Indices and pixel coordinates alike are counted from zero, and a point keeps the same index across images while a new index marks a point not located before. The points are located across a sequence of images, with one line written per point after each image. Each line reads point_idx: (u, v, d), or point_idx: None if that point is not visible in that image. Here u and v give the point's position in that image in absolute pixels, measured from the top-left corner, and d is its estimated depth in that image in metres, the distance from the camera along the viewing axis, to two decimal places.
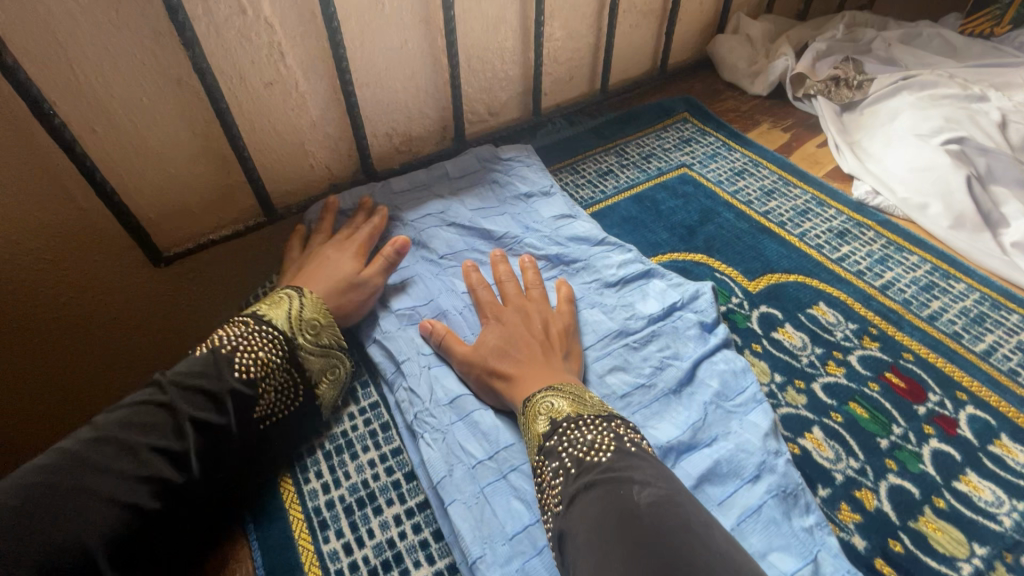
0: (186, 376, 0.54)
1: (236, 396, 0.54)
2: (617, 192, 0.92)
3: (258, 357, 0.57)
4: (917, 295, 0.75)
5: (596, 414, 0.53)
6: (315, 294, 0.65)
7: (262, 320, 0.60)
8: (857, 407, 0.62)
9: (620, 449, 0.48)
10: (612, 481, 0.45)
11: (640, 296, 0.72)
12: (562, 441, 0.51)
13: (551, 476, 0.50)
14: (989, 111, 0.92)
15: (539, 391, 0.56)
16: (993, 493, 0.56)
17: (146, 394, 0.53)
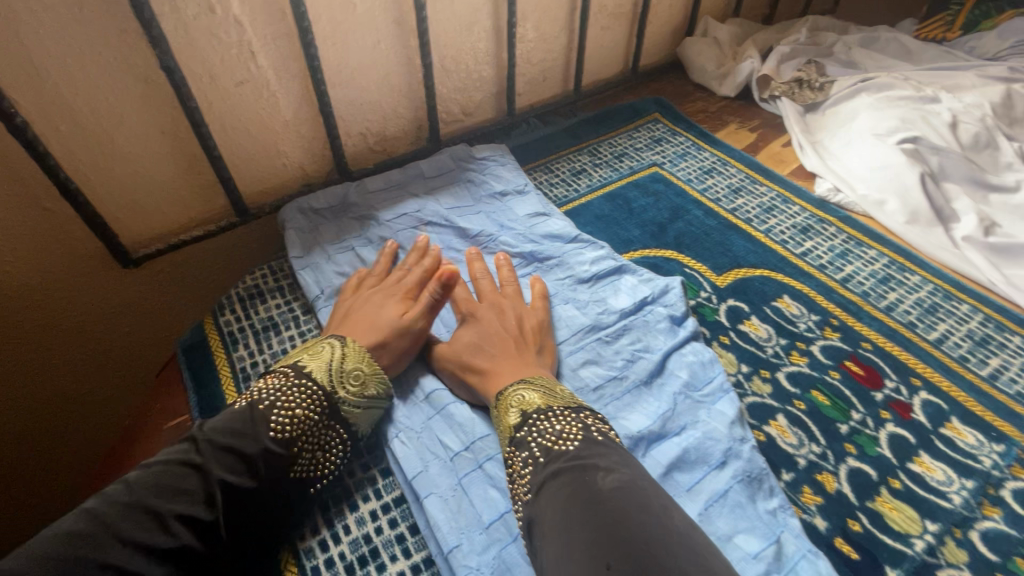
0: (223, 433, 0.50)
1: (271, 457, 0.51)
2: (590, 191, 0.94)
3: (297, 414, 0.54)
4: (875, 287, 0.78)
5: (566, 405, 0.54)
6: (359, 343, 0.61)
7: (301, 372, 0.57)
8: (818, 393, 0.65)
9: (587, 437, 0.49)
10: (579, 468, 0.46)
11: (612, 291, 0.74)
12: (531, 432, 0.52)
13: (522, 466, 0.50)
14: (941, 112, 0.95)
15: (511, 386, 0.57)
16: (945, 472, 0.58)
17: (179, 453, 0.49)
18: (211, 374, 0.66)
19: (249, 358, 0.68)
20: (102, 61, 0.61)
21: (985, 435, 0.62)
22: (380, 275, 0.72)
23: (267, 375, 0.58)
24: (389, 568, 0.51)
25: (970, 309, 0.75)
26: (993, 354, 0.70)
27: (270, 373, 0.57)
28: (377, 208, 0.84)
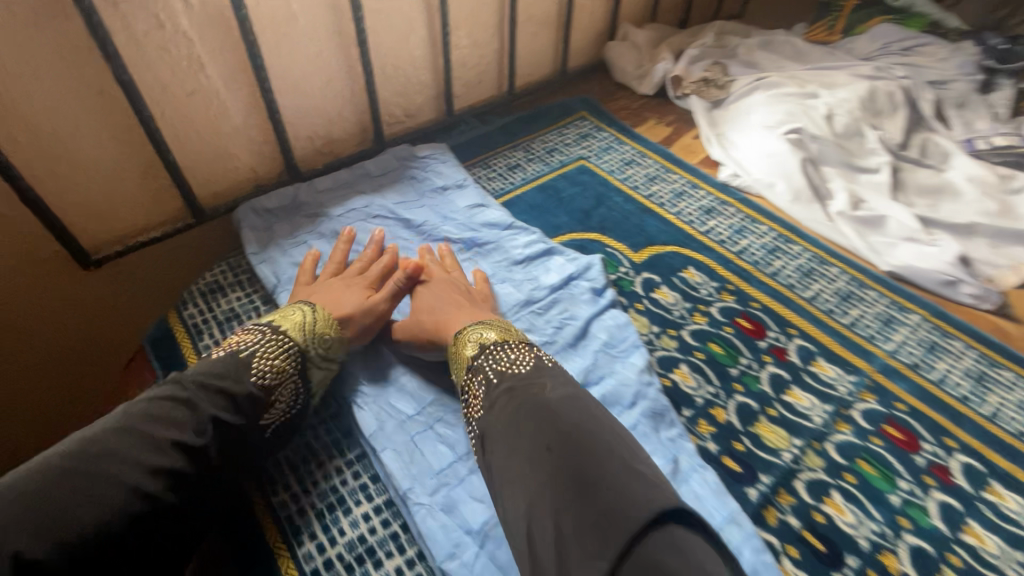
0: (207, 375, 0.56)
1: (252, 399, 0.57)
2: (524, 183, 1.05)
3: (275, 363, 0.61)
4: (764, 256, 0.93)
5: (517, 340, 0.64)
6: (327, 310, 0.68)
7: (278, 330, 0.64)
8: (713, 345, 0.78)
9: (537, 361, 0.59)
10: (526, 385, 0.55)
11: (543, 270, 0.84)
12: (488, 359, 0.61)
13: (478, 389, 0.59)
14: (818, 106, 1.11)
15: (467, 326, 0.67)
16: (809, 400, 0.72)
17: (167, 390, 0.54)
18: (180, 361, 0.72)
19: (215, 345, 0.74)
20: (58, 75, 0.66)
21: (843, 369, 0.76)
22: (337, 265, 0.78)
23: (243, 331, 0.64)
24: (353, 511, 0.60)
25: (838, 271, 0.91)
26: (853, 305, 0.85)
27: (245, 329, 0.64)
28: (327, 205, 0.91)
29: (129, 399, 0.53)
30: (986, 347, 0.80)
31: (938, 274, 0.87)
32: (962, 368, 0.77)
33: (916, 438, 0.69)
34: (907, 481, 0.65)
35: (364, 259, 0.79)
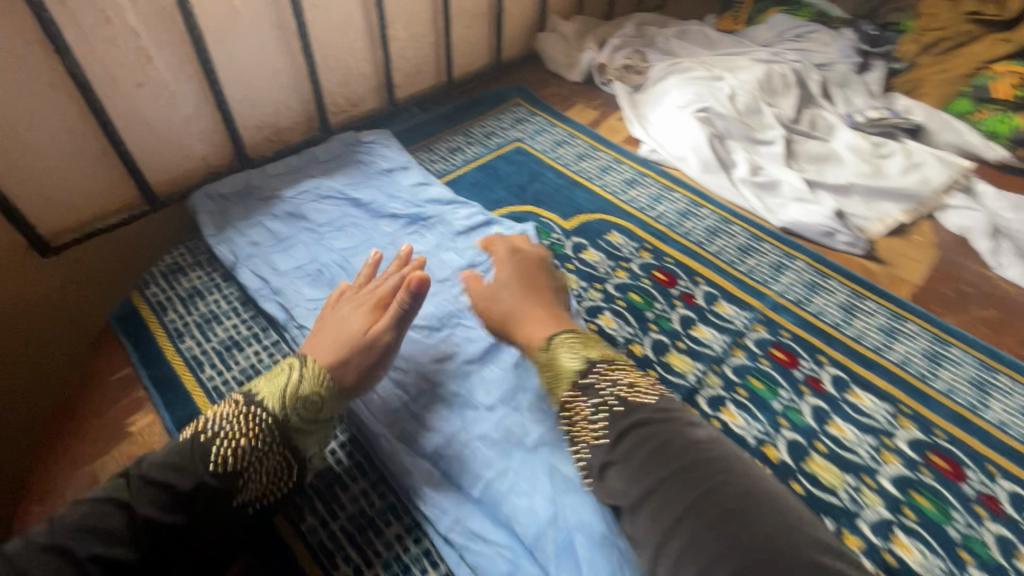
0: (160, 470, 0.51)
1: (202, 491, 0.51)
2: (464, 164, 1.14)
3: (243, 444, 0.55)
4: (677, 219, 1.06)
5: (623, 361, 0.61)
6: (317, 362, 0.65)
7: (254, 401, 0.60)
8: (633, 294, 0.90)
9: (662, 395, 0.57)
10: (666, 419, 0.52)
11: (483, 238, 0.94)
12: (601, 379, 0.57)
13: (592, 412, 0.56)
14: (723, 88, 1.26)
15: (561, 330, 0.65)
16: (711, 333, 0.85)
17: (111, 490, 0.49)
18: (148, 334, 0.77)
19: (180, 318, 0.80)
20: (10, 70, 0.70)
21: (739, 307, 0.90)
22: (359, 282, 0.75)
23: (217, 405, 0.60)
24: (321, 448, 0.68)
25: (738, 227, 1.05)
26: (750, 255, 0.99)
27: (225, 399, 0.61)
28: (279, 188, 0.97)
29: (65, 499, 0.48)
30: (855, 283, 0.95)
31: (819, 227, 1.02)
32: (836, 300, 0.92)
33: (796, 357, 0.83)
34: (787, 391, 0.78)
35: (381, 278, 0.76)
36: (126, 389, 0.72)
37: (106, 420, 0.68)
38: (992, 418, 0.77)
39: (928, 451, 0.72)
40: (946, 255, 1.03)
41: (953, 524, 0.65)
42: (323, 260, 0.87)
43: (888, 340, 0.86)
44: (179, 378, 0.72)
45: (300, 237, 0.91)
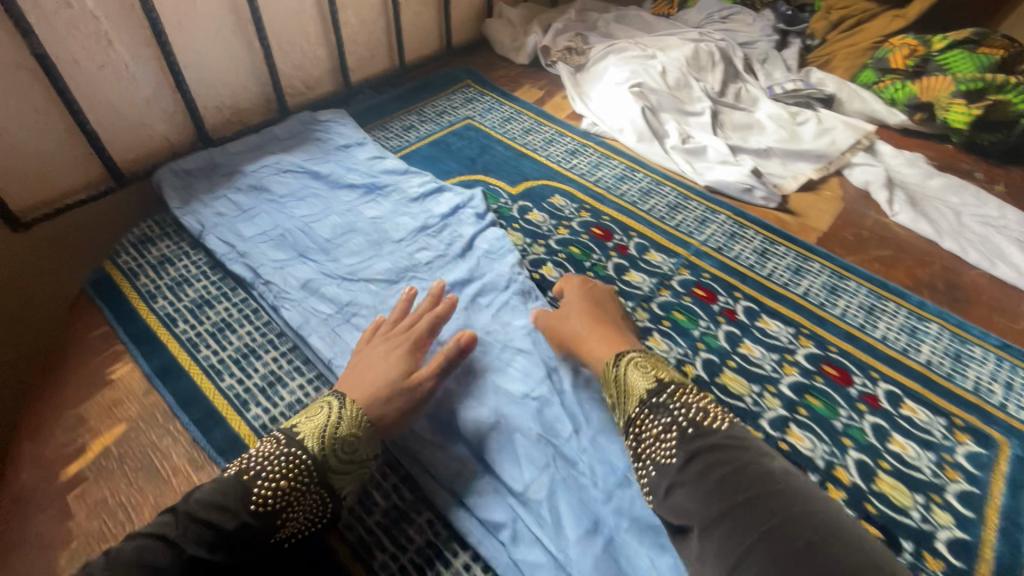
0: (208, 508, 0.51)
1: (246, 531, 0.51)
2: (418, 140, 1.22)
3: (281, 485, 0.54)
4: (615, 183, 1.16)
5: (692, 385, 0.63)
6: (357, 407, 0.62)
7: (294, 441, 0.58)
8: (573, 248, 1.00)
9: (732, 421, 0.57)
10: (740, 447, 0.53)
11: (436, 203, 1.03)
12: (674, 401, 0.59)
13: (665, 431, 0.58)
14: (656, 65, 1.37)
15: (627, 349, 0.67)
16: (642, 277, 0.96)
17: (159, 528, 0.49)
18: (123, 296, 0.83)
19: (153, 282, 0.86)
20: None
21: (667, 255, 1.01)
22: (392, 322, 0.75)
23: (262, 439, 0.60)
24: (290, 383, 0.75)
25: (669, 188, 1.16)
26: (678, 212, 1.10)
27: (267, 434, 0.60)
28: (241, 164, 1.04)
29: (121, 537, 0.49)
30: (769, 231, 1.08)
31: (738, 184, 1.14)
32: (752, 246, 1.04)
33: (715, 293, 0.94)
34: (705, 321, 0.90)
35: (416, 313, 0.76)
36: (107, 344, 0.78)
37: (89, 370, 0.74)
38: (877, 335, 0.89)
39: (822, 363, 0.84)
40: (850, 206, 1.17)
41: (838, 418, 0.77)
42: (285, 226, 0.94)
43: (794, 277, 0.99)
44: (155, 333, 0.79)
45: (262, 207, 0.97)
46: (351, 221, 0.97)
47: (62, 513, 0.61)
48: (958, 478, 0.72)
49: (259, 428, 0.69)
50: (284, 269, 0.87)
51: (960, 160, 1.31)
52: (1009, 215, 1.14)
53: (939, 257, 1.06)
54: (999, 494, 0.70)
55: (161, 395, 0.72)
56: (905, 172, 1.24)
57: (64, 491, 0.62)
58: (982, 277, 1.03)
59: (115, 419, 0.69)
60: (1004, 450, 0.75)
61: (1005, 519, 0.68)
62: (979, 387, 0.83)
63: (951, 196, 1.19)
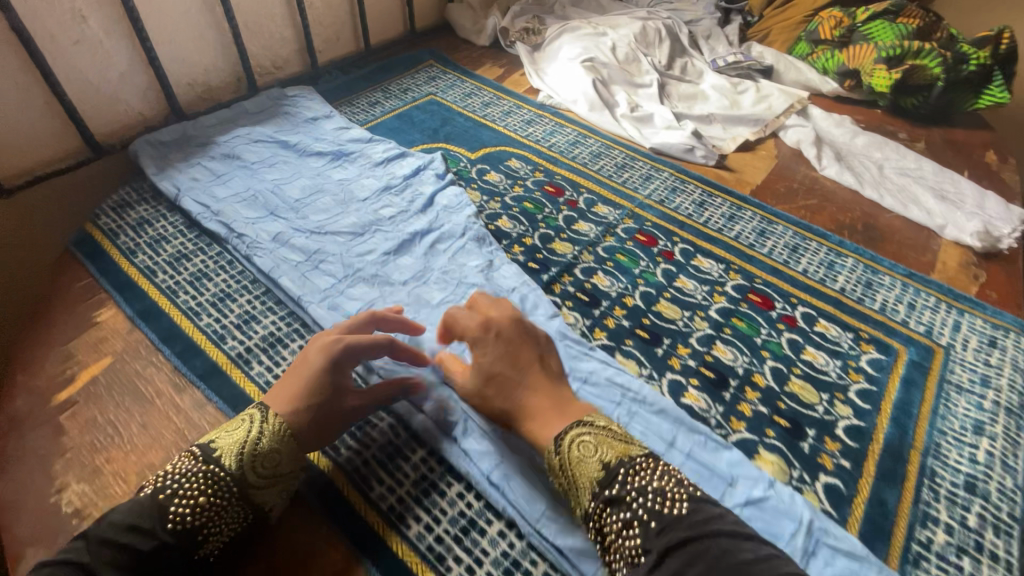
0: (122, 530, 0.48)
1: (164, 551, 0.49)
2: (383, 114, 1.30)
3: (201, 503, 0.52)
4: (567, 147, 1.25)
5: (645, 457, 0.54)
6: (280, 415, 0.59)
7: (211, 459, 0.55)
8: (527, 203, 1.08)
9: (693, 498, 0.48)
10: (707, 535, 0.44)
11: (399, 166, 1.10)
12: (628, 490, 0.50)
13: (625, 527, 0.49)
14: (606, 42, 1.47)
15: (572, 425, 0.58)
16: (589, 227, 1.05)
17: (70, 553, 0.46)
18: (105, 252, 0.90)
19: (133, 240, 0.92)
20: None
21: (613, 207, 1.10)
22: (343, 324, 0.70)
23: (177, 457, 0.56)
24: (264, 321, 0.82)
25: (618, 151, 1.26)
26: (625, 171, 1.20)
27: (182, 454, 0.56)
28: (214, 136, 1.10)
29: None
30: (708, 186, 1.17)
31: (681, 145, 1.24)
32: (691, 199, 1.14)
33: (655, 238, 1.03)
34: (645, 261, 0.99)
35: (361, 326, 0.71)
36: (90, 294, 0.84)
37: (76, 314, 0.81)
38: (799, 269, 0.99)
39: (748, 292, 0.94)
40: (783, 163, 1.28)
41: (759, 335, 0.87)
42: (257, 189, 1.01)
43: (728, 223, 1.08)
44: (136, 282, 0.85)
45: (235, 172, 1.04)
46: (319, 184, 1.04)
47: (56, 430, 0.67)
48: (860, 380, 0.81)
49: (235, 356, 0.77)
50: (257, 223, 0.94)
51: (886, 122, 1.43)
52: (925, 167, 1.26)
53: (860, 204, 1.17)
54: (894, 390, 0.80)
55: (143, 332, 0.79)
56: (834, 132, 1.35)
57: (56, 413, 0.69)
58: (897, 220, 1.14)
59: (102, 352, 0.76)
60: (902, 357, 0.85)
61: (896, 409, 0.78)
62: (885, 308, 0.94)
63: (875, 152, 1.30)
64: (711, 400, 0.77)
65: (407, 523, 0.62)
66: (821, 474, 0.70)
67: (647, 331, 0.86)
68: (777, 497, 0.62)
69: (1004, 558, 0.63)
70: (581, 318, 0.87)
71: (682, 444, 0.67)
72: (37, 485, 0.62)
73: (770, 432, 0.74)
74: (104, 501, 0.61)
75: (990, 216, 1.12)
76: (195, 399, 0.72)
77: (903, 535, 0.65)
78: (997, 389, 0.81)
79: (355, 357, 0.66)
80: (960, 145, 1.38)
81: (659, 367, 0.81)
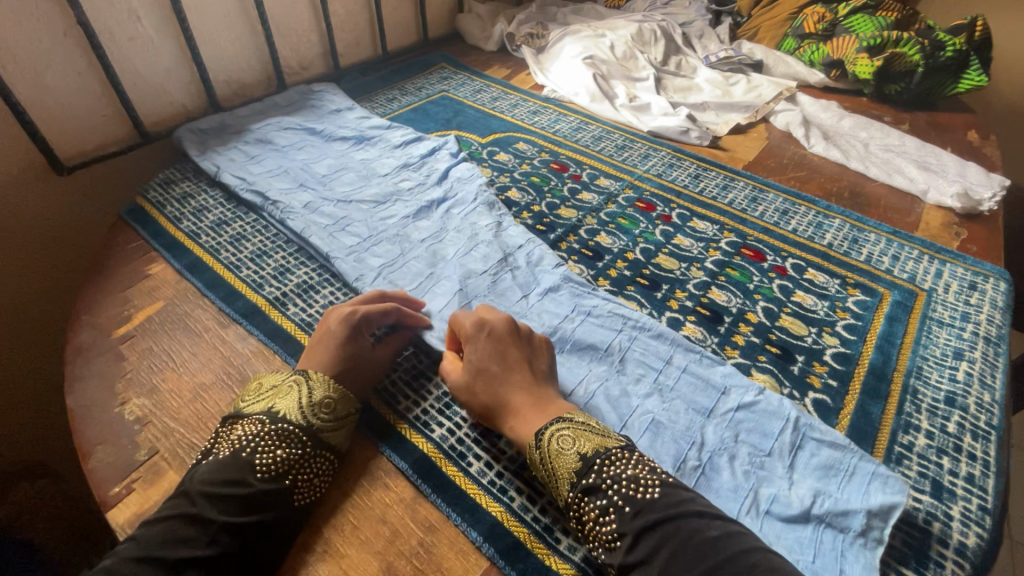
0: (216, 484, 0.54)
1: (262, 494, 0.55)
2: (399, 108, 1.41)
3: (279, 453, 0.58)
4: (570, 132, 1.35)
5: (619, 447, 0.59)
6: (320, 372, 0.66)
7: (275, 416, 0.61)
8: (534, 177, 1.17)
9: (664, 483, 0.55)
10: (678, 515, 0.51)
11: (417, 147, 1.20)
12: (604, 478, 0.56)
13: (601, 513, 0.54)
14: (606, 42, 1.59)
15: (551, 422, 0.61)
16: (592, 196, 1.13)
17: (176, 507, 0.52)
18: (153, 220, 0.99)
19: (178, 210, 1.02)
20: (35, 19, 0.92)
21: (614, 180, 1.18)
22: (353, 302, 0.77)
23: (242, 422, 0.61)
24: (297, 272, 0.90)
25: (618, 135, 1.35)
26: (625, 151, 1.29)
27: (243, 420, 0.61)
28: (247, 124, 1.22)
29: (140, 525, 0.52)
30: (703, 162, 1.26)
31: (677, 127, 1.33)
32: (687, 172, 1.22)
33: (654, 205, 1.11)
34: (645, 222, 1.06)
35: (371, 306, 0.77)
36: (142, 252, 0.94)
37: (131, 268, 0.90)
38: (789, 228, 1.07)
39: (741, 247, 1.01)
40: (773, 144, 1.36)
41: (751, 281, 0.94)
42: (289, 166, 1.11)
43: (722, 191, 1.17)
44: (182, 243, 0.95)
45: (267, 153, 1.14)
46: (344, 162, 1.14)
47: (117, 356, 0.76)
48: (847, 317, 0.88)
49: (273, 300, 0.85)
50: (288, 194, 1.03)
51: (872, 108, 1.50)
52: (908, 143, 1.32)
53: (848, 177, 1.25)
54: (878, 325, 0.87)
55: (191, 282, 0.88)
56: (822, 116, 1.44)
57: (117, 343, 0.78)
58: (883, 188, 1.21)
59: (155, 297, 0.85)
60: (886, 298, 0.92)
61: (881, 340, 0.84)
62: (871, 259, 1.00)
63: (861, 132, 1.38)
64: (706, 332, 0.84)
65: (430, 427, 0.69)
66: (810, 391, 0.76)
67: (648, 279, 0.93)
68: (767, 400, 0.70)
69: (982, 457, 0.68)
70: (585, 269, 0.94)
71: (678, 360, 0.75)
72: (103, 399, 0.70)
73: (762, 357, 0.80)
74: (162, 411, 0.70)
75: (971, 183, 1.19)
76: (238, 333, 0.80)
77: (886, 439, 0.70)
78: (976, 323, 0.87)
79: (369, 326, 0.73)
80: (943, 125, 1.45)
81: (658, 307, 0.87)
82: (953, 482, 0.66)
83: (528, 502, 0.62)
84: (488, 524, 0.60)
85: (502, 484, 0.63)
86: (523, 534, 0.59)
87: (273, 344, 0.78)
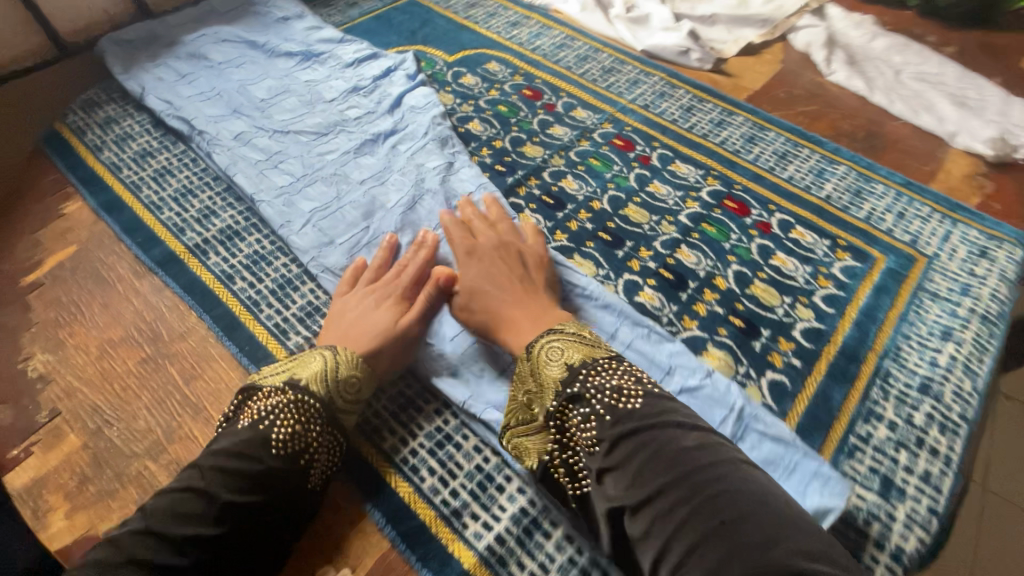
0: (228, 457, 0.51)
1: (272, 474, 0.52)
2: (359, 16, 1.23)
3: (297, 429, 0.54)
4: (552, 50, 1.17)
5: (610, 359, 0.55)
6: (350, 349, 0.61)
7: (300, 389, 0.57)
8: (501, 107, 1.03)
9: (649, 393, 0.50)
10: (657, 423, 0.46)
11: (370, 67, 1.05)
12: (588, 387, 0.52)
13: (581, 420, 0.50)
14: None
15: (541, 334, 0.59)
16: (562, 132, 0.99)
17: (184, 479, 0.50)
18: (71, 147, 0.90)
19: (99, 137, 0.91)
20: None
21: (593, 111, 1.03)
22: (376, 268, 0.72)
23: (262, 391, 0.57)
24: (221, 215, 0.82)
25: (606, 55, 1.17)
26: (611, 75, 1.12)
27: (266, 391, 0.57)
28: (179, 35, 1.06)
29: (152, 493, 0.50)
30: (699, 91, 1.10)
31: (675, 47, 1.15)
32: (679, 104, 1.07)
33: (633, 143, 0.98)
34: (620, 165, 0.94)
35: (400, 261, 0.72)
36: (58, 188, 0.85)
37: (44, 207, 0.82)
38: (784, 175, 0.94)
39: (723, 198, 0.89)
40: (788, 68, 1.18)
41: (727, 239, 0.83)
42: (222, 87, 0.98)
43: (715, 129, 1.02)
44: (101, 176, 0.86)
45: (201, 70, 1.01)
46: (286, 84, 1.00)
47: (23, 308, 0.71)
48: (828, 286, 0.78)
49: (193, 247, 0.78)
50: (216, 122, 0.91)
51: (914, 25, 1.28)
52: (948, 72, 1.12)
53: (867, 112, 1.08)
54: (862, 296, 0.77)
55: (105, 222, 0.80)
56: (851, 34, 1.22)
57: (24, 292, 0.72)
58: (905, 128, 1.05)
59: (68, 241, 0.78)
60: (879, 264, 0.81)
61: (862, 314, 0.75)
62: (872, 217, 0.88)
63: (894, 56, 1.17)
64: (665, 299, 0.75)
65: None
66: (769, 371, 0.69)
67: (611, 234, 0.83)
68: (712, 385, 0.63)
69: (945, 453, 0.62)
70: (542, 220, 0.84)
71: (624, 336, 0.68)
72: (5, 354, 0.66)
73: (722, 331, 0.72)
74: (67, 368, 0.66)
75: (1012, 125, 1.01)
76: (154, 285, 0.74)
77: (842, 429, 0.64)
78: (975, 297, 0.77)
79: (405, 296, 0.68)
80: (994, 49, 1.22)
81: (617, 268, 0.79)
82: (906, 479, 0.61)
83: (439, 484, 0.59)
84: (394, 505, 0.57)
85: (414, 463, 0.60)
86: (428, 516, 0.57)
87: (189, 299, 0.72)
